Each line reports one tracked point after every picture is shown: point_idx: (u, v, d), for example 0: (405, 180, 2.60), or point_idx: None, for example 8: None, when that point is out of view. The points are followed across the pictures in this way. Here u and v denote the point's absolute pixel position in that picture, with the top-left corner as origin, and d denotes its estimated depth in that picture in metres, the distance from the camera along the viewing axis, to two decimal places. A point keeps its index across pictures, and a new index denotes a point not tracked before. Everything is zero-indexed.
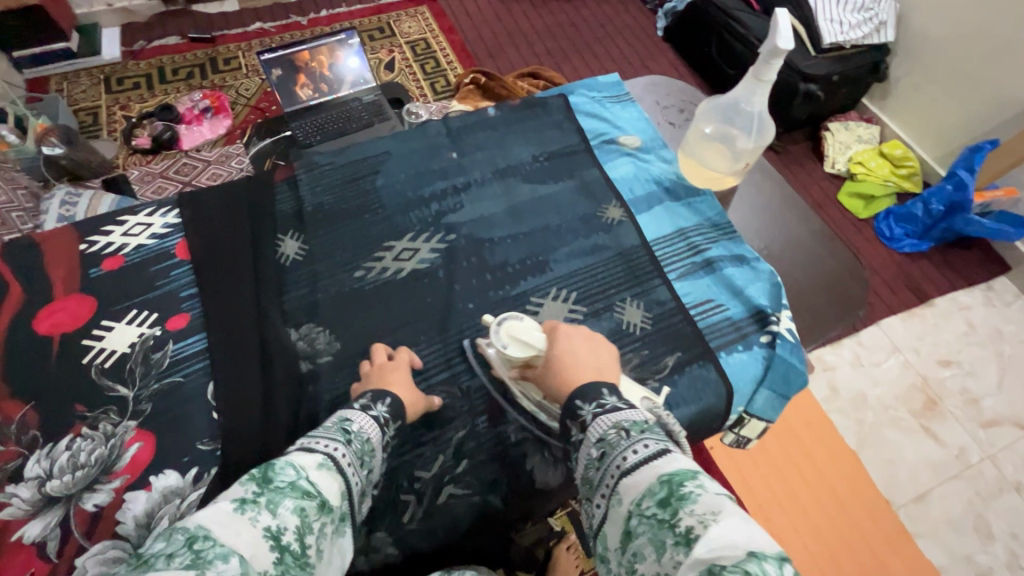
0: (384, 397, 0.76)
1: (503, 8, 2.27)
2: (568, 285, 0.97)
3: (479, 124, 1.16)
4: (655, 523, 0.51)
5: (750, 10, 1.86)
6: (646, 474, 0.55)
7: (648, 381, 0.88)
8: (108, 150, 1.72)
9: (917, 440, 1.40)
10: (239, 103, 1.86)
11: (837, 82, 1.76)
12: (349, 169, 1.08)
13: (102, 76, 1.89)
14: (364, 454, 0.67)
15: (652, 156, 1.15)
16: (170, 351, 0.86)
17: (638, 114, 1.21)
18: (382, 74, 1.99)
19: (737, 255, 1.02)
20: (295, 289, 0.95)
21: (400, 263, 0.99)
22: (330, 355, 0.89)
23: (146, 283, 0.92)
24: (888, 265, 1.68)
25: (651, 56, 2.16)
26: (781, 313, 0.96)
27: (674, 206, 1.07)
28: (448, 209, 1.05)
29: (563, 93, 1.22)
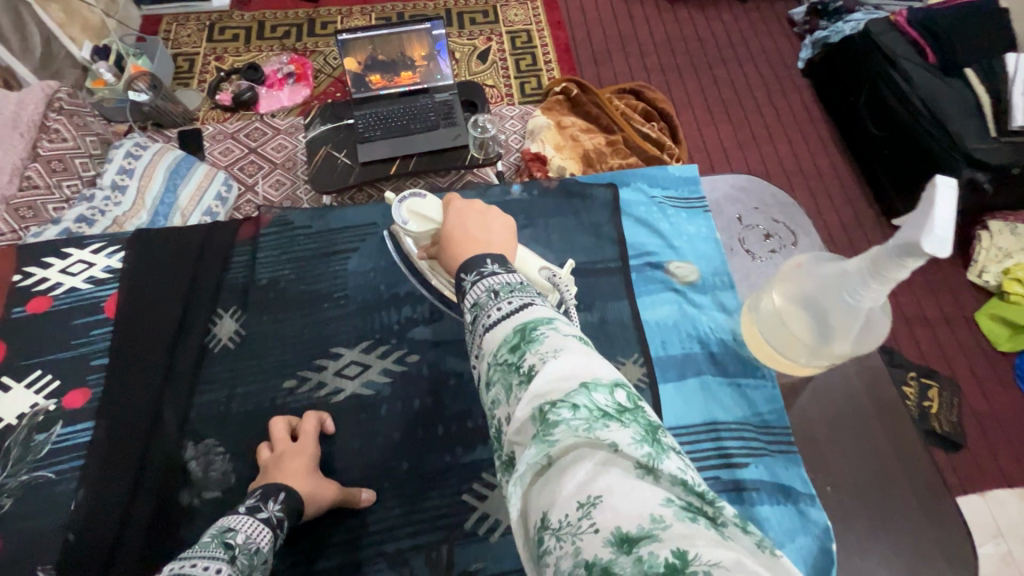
0: (277, 493, 0.67)
1: (623, 7, 2.02)
2: None
3: (501, 205, 1.00)
4: (503, 371, 0.44)
5: (922, 62, 1.49)
6: (503, 327, 0.47)
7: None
8: (192, 101, 1.72)
9: None
10: (323, 73, 1.81)
11: (1017, 176, 1.37)
12: (325, 240, 0.98)
13: (208, 22, 1.91)
14: (254, 567, 0.58)
15: (706, 299, 0.94)
16: (54, 436, 0.77)
17: (703, 232, 1.01)
18: (472, 64, 1.85)
19: (782, 486, 0.79)
20: (211, 391, 0.84)
21: (339, 381, 0.85)
22: (217, 492, 0.76)
23: (64, 339, 0.84)
24: (1018, 422, 1.33)
25: (782, 90, 1.84)
26: None
27: (714, 381, 0.87)
28: (420, 318, 0.91)
29: (615, 184, 1.04)
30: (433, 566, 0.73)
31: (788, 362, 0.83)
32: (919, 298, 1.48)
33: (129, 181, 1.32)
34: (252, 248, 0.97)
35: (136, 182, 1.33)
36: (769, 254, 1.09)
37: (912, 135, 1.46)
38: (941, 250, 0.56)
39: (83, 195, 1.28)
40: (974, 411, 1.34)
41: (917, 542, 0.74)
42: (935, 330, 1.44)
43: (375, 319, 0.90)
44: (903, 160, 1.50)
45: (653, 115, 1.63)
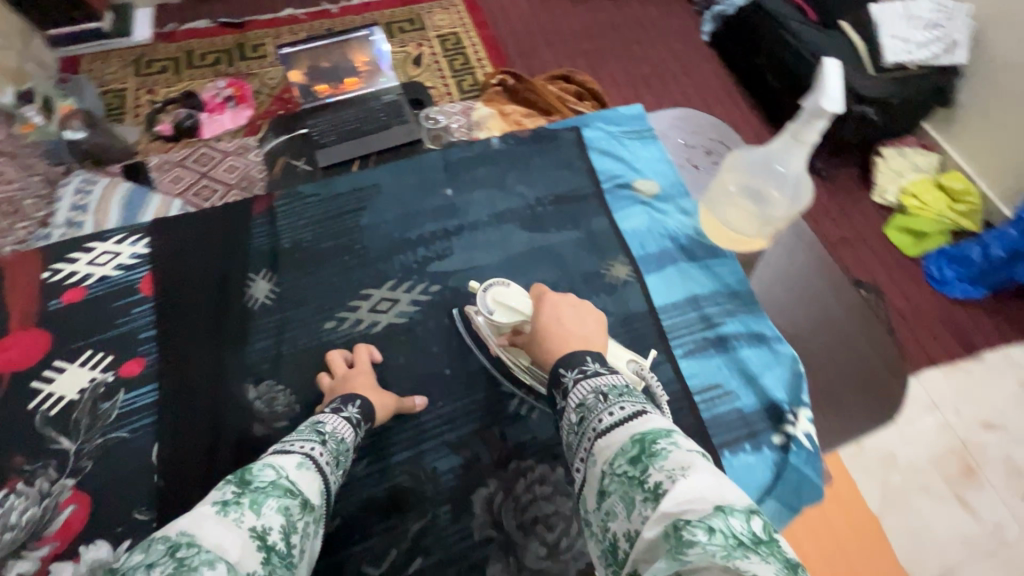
0: (354, 400, 0.76)
1: (540, 3, 2.17)
2: None
3: (480, 157, 1.09)
4: (623, 482, 0.52)
5: (805, 20, 1.71)
6: (620, 435, 0.56)
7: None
8: (130, 134, 1.70)
9: (948, 511, 1.28)
10: (263, 93, 1.83)
11: (897, 106, 1.61)
12: (335, 204, 1.04)
13: (132, 57, 1.89)
14: (340, 453, 0.67)
15: (669, 206, 1.05)
16: (120, 402, 0.85)
17: (657, 155, 1.11)
18: (408, 69, 1.93)
19: (755, 332, 0.93)
20: (260, 339, 0.91)
21: (376, 315, 0.93)
22: (287, 420, 0.85)
23: (107, 319, 0.91)
24: (934, 311, 1.55)
25: (693, 61, 2.04)
26: (799, 412, 0.87)
27: (688, 267, 0.99)
28: (436, 255, 0.99)
29: (577, 126, 1.14)
30: (489, 448, 0.85)
31: (743, 238, 0.96)
32: (837, 221, 1.69)
33: (85, 218, 1.30)
34: (271, 216, 1.02)
35: (91, 219, 1.31)
36: (712, 167, 1.18)
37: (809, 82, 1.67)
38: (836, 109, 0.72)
39: (38, 235, 1.28)
40: (897, 303, 1.56)
41: (857, 363, 0.95)
42: (855, 246, 1.65)
43: (388, 266, 0.98)
44: None
45: (585, 95, 1.78)
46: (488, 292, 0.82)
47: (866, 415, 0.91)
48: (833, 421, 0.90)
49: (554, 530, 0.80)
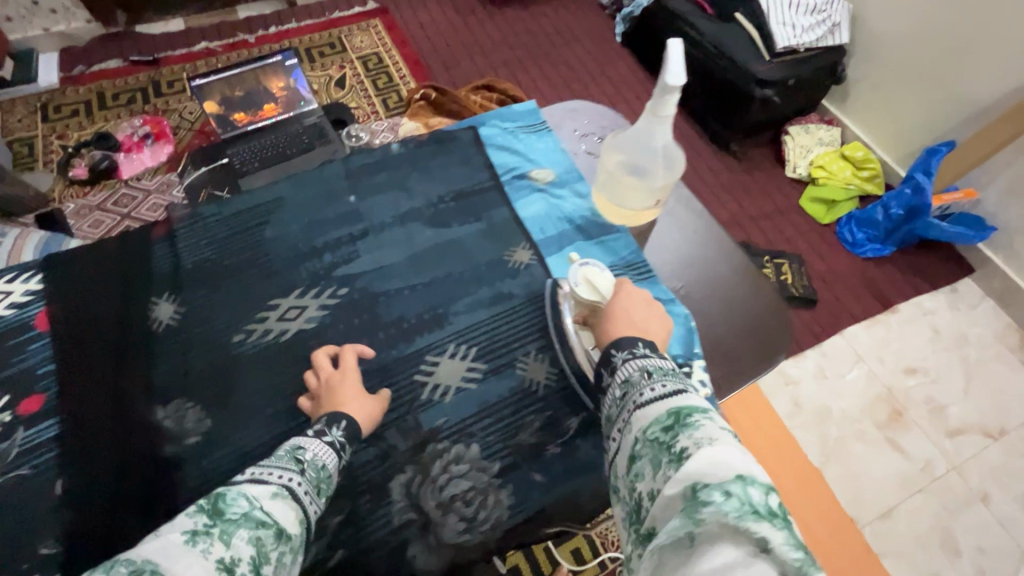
0: (339, 421, 0.73)
1: (457, 18, 2.22)
2: (468, 340, 0.91)
3: (381, 164, 1.11)
4: (655, 447, 0.55)
5: (703, 14, 1.82)
6: (658, 406, 0.58)
7: (548, 448, 0.86)
8: (43, 182, 1.64)
9: (883, 455, 1.37)
10: (182, 128, 1.80)
11: (794, 86, 1.73)
12: (238, 220, 1.02)
13: (38, 103, 1.82)
14: (321, 481, 0.65)
15: (566, 190, 1.10)
16: (19, 440, 0.81)
17: (552, 145, 1.17)
18: (332, 91, 1.94)
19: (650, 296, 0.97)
20: (164, 360, 0.88)
21: (285, 324, 0.91)
22: (198, 436, 0.82)
23: (4, 357, 0.87)
24: (851, 271, 1.65)
25: (609, 62, 2.13)
26: (692, 364, 0.90)
27: (586, 244, 1.03)
28: (342, 260, 0.98)
29: (473, 125, 1.18)
30: (406, 434, 0.84)
31: (631, 212, 1.03)
32: (755, 197, 1.79)
33: None
34: (169, 239, 1.01)
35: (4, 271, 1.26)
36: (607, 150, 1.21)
37: (715, 73, 1.77)
38: (680, 83, 0.75)
39: None
40: (817, 267, 1.66)
41: (745, 318, 1.04)
42: (774, 220, 1.75)
43: (294, 275, 0.96)
44: (714, 93, 1.81)
45: (508, 103, 1.84)
46: (584, 267, 0.85)
47: (752, 364, 1.01)
48: (725, 373, 0.99)
49: (472, 504, 0.81)
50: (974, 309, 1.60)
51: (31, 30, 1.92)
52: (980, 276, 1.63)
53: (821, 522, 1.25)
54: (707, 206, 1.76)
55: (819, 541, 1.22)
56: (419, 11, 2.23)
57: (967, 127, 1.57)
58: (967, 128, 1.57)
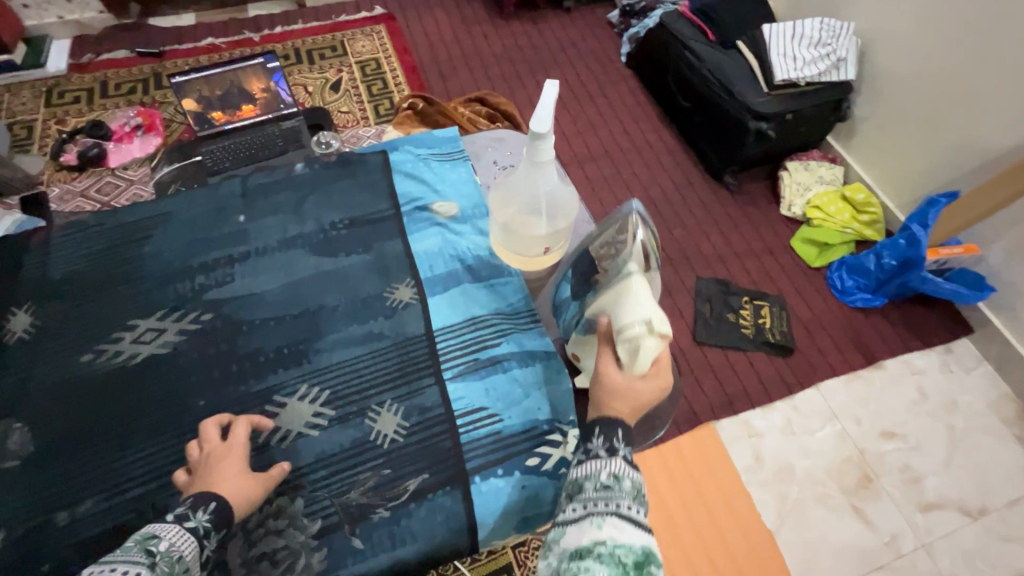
0: (208, 502, 0.69)
1: (461, 28, 2.21)
2: (322, 380, 0.91)
3: (285, 183, 1.12)
4: (615, 562, 0.62)
5: (704, 40, 1.76)
6: (633, 533, 0.66)
7: (376, 511, 0.82)
8: (33, 166, 1.69)
9: (844, 523, 1.28)
10: (175, 121, 1.83)
11: (792, 121, 1.65)
12: (122, 232, 1.05)
13: (44, 88, 1.88)
14: (174, 574, 0.63)
15: (466, 228, 1.09)
16: None
17: (463, 177, 1.16)
18: (326, 95, 1.95)
19: (527, 352, 0.96)
20: (6, 376, 0.91)
21: (137, 346, 0.93)
22: (16, 461, 0.84)
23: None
24: (837, 320, 1.56)
25: (610, 81, 2.08)
26: (562, 429, 0.90)
27: (472, 287, 1.02)
28: (213, 283, 0.99)
29: (385, 150, 1.18)
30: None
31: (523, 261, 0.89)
32: (744, 233, 1.71)
33: None
34: (65, 258, 1.02)
35: None
36: None
37: (711, 102, 1.70)
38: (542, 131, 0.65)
39: None
40: (801, 312, 1.57)
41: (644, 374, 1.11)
42: (761, 259, 1.66)
43: (162, 295, 0.98)
44: (710, 122, 1.74)
45: (498, 117, 1.81)
46: (654, 344, 0.74)
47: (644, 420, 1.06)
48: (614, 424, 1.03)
49: (279, 565, 0.77)
50: (969, 373, 1.48)
51: (47, 17, 1.98)
52: (980, 338, 1.51)
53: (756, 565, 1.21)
54: (691, 238, 1.69)
55: None
56: (426, 19, 2.22)
57: (972, 178, 1.47)
58: (972, 179, 1.47)
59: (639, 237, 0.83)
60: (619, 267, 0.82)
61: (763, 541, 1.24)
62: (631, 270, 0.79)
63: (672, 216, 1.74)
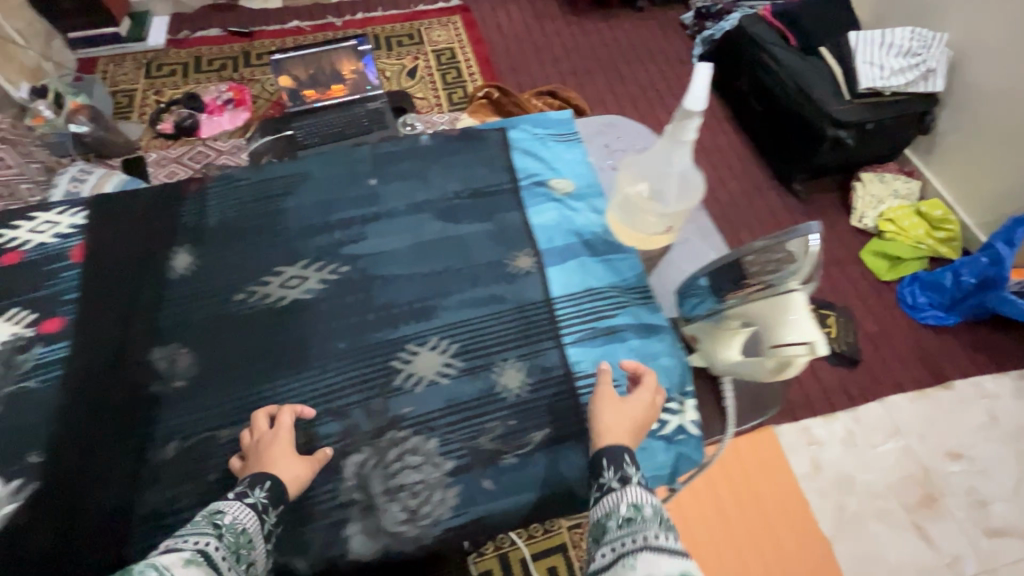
0: (263, 480, 0.68)
1: (535, 23, 2.24)
2: (450, 336, 0.85)
3: (408, 152, 1.04)
4: None
5: (784, 45, 1.74)
6: (672, 562, 0.52)
7: (505, 457, 0.78)
8: (133, 132, 1.80)
9: (905, 540, 1.26)
10: (262, 98, 1.92)
11: (872, 131, 1.62)
12: (260, 188, 1.00)
13: (144, 61, 2.00)
14: (241, 547, 0.61)
15: (583, 204, 0.99)
16: (36, 355, 0.83)
17: (579, 156, 1.06)
18: (402, 80, 2.01)
19: (646, 324, 0.87)
20: (173, 305, 0.88)
21: (285, 290, 0.89)
22: (184, 380, 0.82)
23: (33, 282, 0.89)
24: (905, 336, 1.53)
25: (680, 83, 2.08)
26: (684, 401, 0.82)
27: (590, 261, 0.93)
28: (349, 239, 0.94)
29: (503, 127, 1.09)
30: (370, 415, 0.79)
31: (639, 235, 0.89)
32: None
33: None
34: (210, 199, 0.99)
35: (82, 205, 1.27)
36: None
37: (788, 107, 1.68)
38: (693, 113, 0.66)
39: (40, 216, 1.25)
40: (867, 324, 1.54)
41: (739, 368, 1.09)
42: (828, 269, 1.64)
43: (303, 245, 0.94)
44: (784, 129, 1.72)
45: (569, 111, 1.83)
46: (805, 361, 0.68)
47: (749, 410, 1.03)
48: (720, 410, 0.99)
49: (418, 496, 0.75)
50: None
51: None
52: None
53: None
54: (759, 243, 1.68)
55: None
56: (500, 12, 2.27)
57: None
58: None
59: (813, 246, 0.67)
60: (777, 276, 0.69)
61: (815, 554, 1.23)
62: (791, 284, 0.67)
63: (740, 219, 1.74)
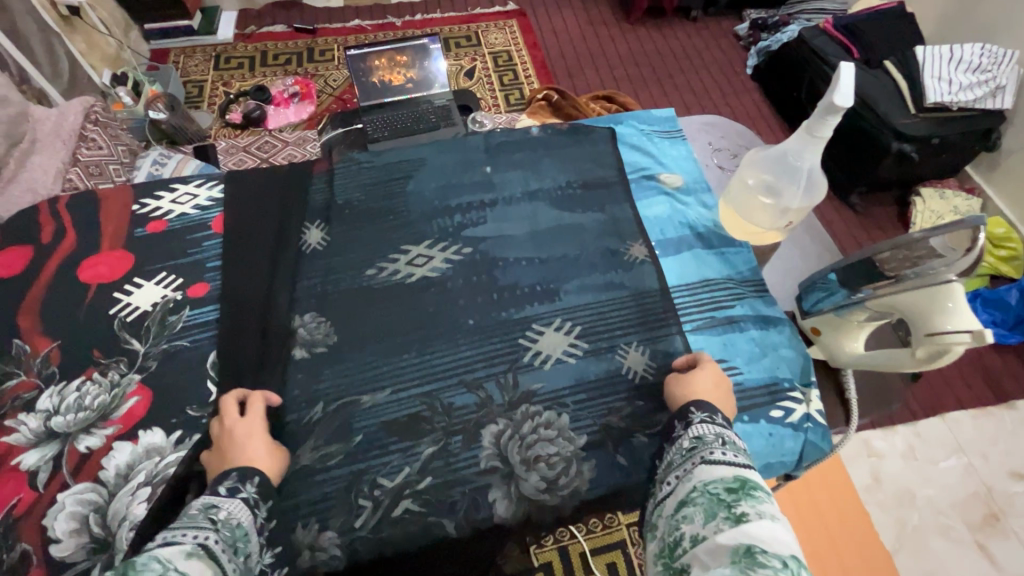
0: (252, 476, 0.60)
1: (590, 30, 2.27)
2: (574, 317, 0.83)
3: (520, 143, 1.03)
4: (711, 500, 0.54)
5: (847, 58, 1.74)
6: (727, 469, 0.57)
7: (636, 435, 0.75)
8: (204, 120, 1.87)
9: (968, 558, 1.24)
10: (325, 93, 1.97)
11: (937, 146, 1.61)
12: (384, 171, 0.99)
13: (213, 53, 2.07)
14: (238, 541, 0.54)
15: (692, 199, 0.99)
16: (185, 317, 0.80)
17: (686, 154, 1.06)
18: (460, 81, 2.05)
19: (764, 316, 0.86)
20: (308, 277, 0.86)
21: (412, 268, 0.87)
22: (325, 347, 0.79)
23: (177, 250, 0.86)
24: (966, 354, 1.51)
25: (736, 93, 2.09)
26: (808, 393, 0.81)
27: (704, 253, 0.92)
28: (471, 223, 0.92)
29: (609, 123, 1.10)
30: (503, 388, 0.77)
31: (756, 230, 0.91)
32: None
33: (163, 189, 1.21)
34: (330, 176, 0.98)
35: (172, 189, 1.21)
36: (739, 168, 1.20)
37: (849, 119, 1.67)
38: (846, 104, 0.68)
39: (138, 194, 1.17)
40: None
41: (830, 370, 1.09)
42: None
43: (425, 225, 0.92)
44: (844, 141, 1.71)
45: None
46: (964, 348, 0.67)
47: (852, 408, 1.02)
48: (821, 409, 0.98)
49: (554, 468, 0.73)
50: None
51: None
52: None
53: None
54: None
55: None
56: (556, 18, 2.30)
57: None
58: None
59: (976, 239, 0.64)
60: (925, 266, 0.67)
61: (880, 564, 1.22)
62: (948, 275, 0.66)
63: None
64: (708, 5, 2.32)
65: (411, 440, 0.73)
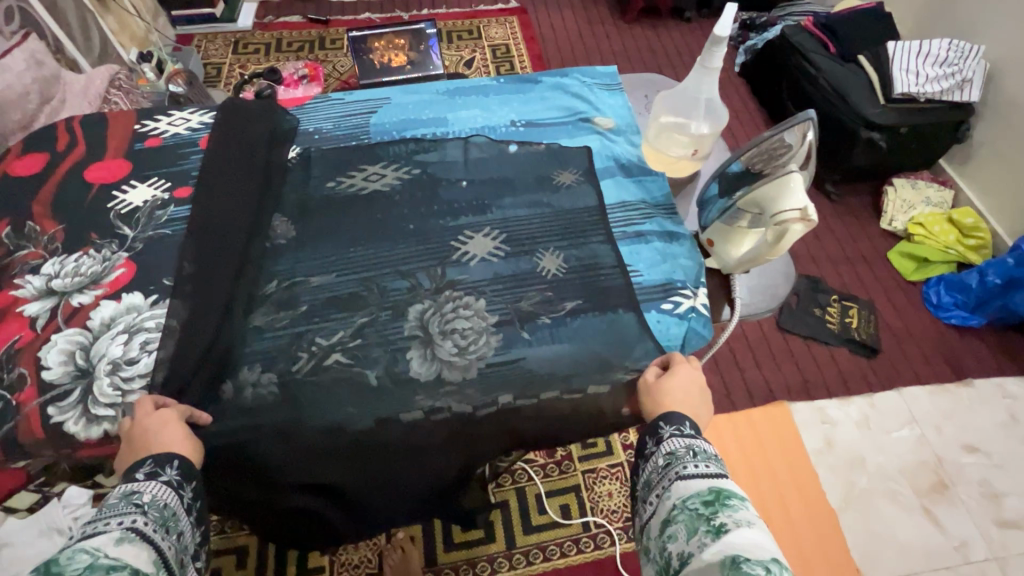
0: (171, 460, 0.65)
1: (586, 26, 2.39)
2: (501, 227, 0.93)
3: (474, 90, 1.16)
4: (691, 516, 0.58)
5: (825, 53, 1.80)
6: (701, 481, 0.61)
7: (539, 317, 0.84)
8: (220, 98, 2.02)
9: (913, 521, 1.28)
10: (333, 77, 2.15)
11: (907, 135, 1.67)
12: (351, 107, 1.12)
13: (232, 39, 2.23)
14: (168, 519, 0.60)
15: (621, 138, 1.08)
16: (170, 213, 0.91)
17: (623, 102, 1.15)
18: (460, 69, 2.18)
19: (669, 231, 0.95)
20: (289, 192, 0.97)
21: (367, 183, 0.98)
22: (285, 240, 0.91)
23: (168, 160, 0.98)
24: (928, 334, 1.56)
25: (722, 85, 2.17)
26: (697, 291, 0.90)
27: (624, 180, 1.01)
28: (423, 150, 1.03)
29: (556, 75, 1.20)
30: (432, 278, 0.87)
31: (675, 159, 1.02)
32: (841, 241, 1.74)
33: None
34: (308, 115, 1.09)
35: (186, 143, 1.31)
36: None
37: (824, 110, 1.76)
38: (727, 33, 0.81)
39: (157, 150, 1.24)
40: (879, 311, 1.59)
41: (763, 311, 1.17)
42: (855, 265, 1.69)
43: (384, 150, 1.02)
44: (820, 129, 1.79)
45: None
46: (799, 230, 0.79)
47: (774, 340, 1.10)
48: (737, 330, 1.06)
49: (466, 339, 0.82)
50: None
51: None
52: None
53: (803, 517, 1.27)
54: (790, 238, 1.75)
55: (802, 548, 1.24)
56: (554, 14, 2.43)
57: None
58: None
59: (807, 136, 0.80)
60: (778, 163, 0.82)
61: (821, 516, 1.28)
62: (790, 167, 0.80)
63: None
64: (700, 6, 2.42)
65: (349, 312, 0.84)
